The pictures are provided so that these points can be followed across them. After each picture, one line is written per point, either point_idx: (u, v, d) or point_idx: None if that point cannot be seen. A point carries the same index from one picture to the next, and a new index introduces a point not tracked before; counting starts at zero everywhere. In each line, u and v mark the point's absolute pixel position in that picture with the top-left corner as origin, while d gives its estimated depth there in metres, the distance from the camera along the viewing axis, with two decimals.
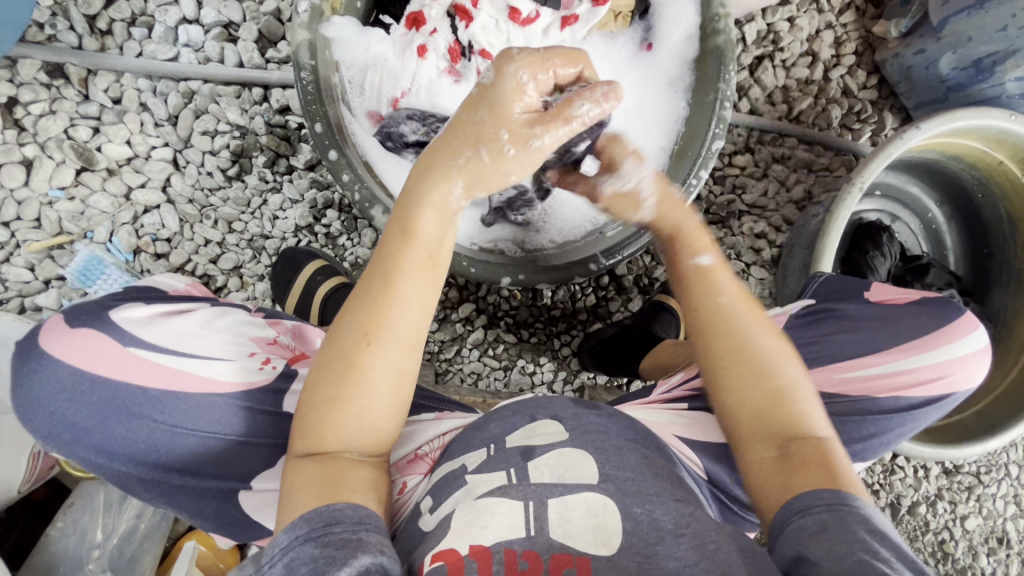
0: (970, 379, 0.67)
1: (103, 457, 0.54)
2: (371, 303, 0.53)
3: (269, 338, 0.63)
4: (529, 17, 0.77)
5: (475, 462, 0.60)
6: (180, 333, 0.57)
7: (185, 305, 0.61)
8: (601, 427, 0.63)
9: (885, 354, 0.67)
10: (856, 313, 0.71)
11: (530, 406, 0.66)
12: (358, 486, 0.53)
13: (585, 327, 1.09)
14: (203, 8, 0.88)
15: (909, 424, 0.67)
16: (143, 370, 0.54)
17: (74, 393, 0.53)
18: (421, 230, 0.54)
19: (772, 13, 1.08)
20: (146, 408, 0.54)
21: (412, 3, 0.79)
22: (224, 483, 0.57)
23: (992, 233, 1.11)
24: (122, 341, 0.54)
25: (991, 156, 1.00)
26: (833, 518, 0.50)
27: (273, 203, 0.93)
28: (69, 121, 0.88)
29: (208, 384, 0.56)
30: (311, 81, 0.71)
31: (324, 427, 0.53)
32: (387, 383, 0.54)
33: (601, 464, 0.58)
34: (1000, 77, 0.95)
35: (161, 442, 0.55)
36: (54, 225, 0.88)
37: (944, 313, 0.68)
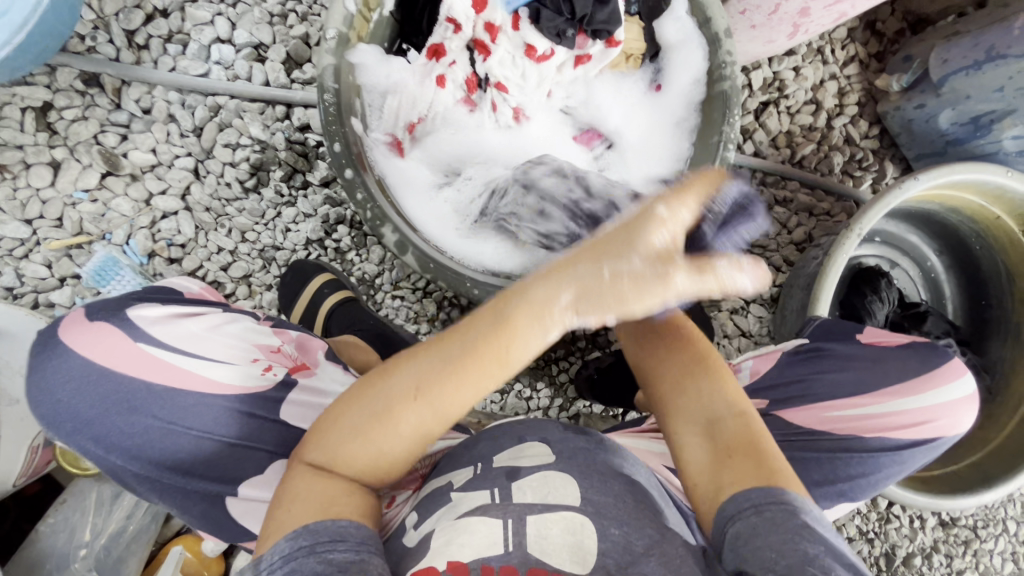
0: (956, 424, 0.67)
1: (99, 448, 0.55)
2: (445, 359, 0.51)
3: (273, 346, 0.63)
4: (544, 55, 0.80)
5: (461, 482, 0.61)
6: (189, 335, 0.59)
7: (199, 308, 0.62)
8: (589, 451, 0.64)
9: (873, 395, 0.68)
10: (845, 353, 0.71)
11: (520, 427, 0.67)
12: (359, 494, 0.53)
13: (583, 354, 1.10)
14: (236, 30, 0.93)
15: (896, 466, 0.67)
16: (150, 368, 0.56)
17: (82, 382, 0.54)
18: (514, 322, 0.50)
19: (778, 62, 1.13)
20: (149, 403, 0.55)
21: (433, 34, 0.83)
22: (216, 484, 0.57)
23: (990, 286, 1.13)
24: (135, 338, 0.56)
25: (989, 210, 1.03)
26: (772, 514, 0.49)
27: (287, 216, 0.96)
28: (100, 127, 0.91)
29: (210, 386, 0.57)
30: (333, 102, 0.74)
31: (349, 442, 0.53)
32: (437, 412, 0.52)
33: (583, 490, 0.58)
34: (997, 134, 0.98)
35: (158, 440, 0.55)
36: (75, 225, 0.91)
37: (931, 360, 0.69)
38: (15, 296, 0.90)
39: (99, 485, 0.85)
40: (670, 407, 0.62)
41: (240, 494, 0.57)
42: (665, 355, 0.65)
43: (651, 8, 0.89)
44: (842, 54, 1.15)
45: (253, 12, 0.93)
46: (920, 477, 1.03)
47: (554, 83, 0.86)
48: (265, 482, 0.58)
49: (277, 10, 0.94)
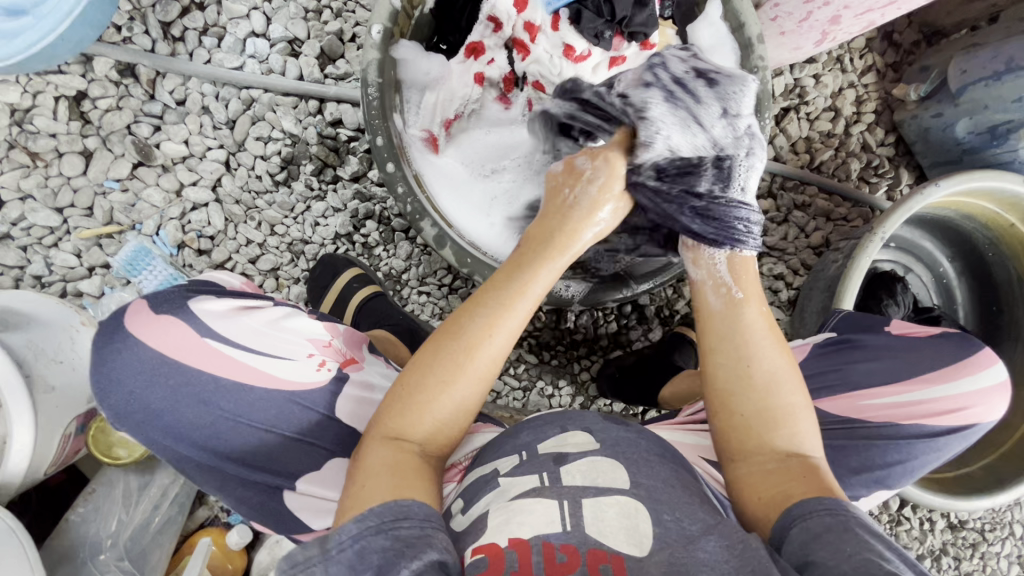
0: (990, 413, 0.69)
1: (163, 438, 0.55)
2: (494, 307, 0.56)
3: (326, 340, 0.63)
4: (582, 55, 0.82)
5: (509, 467, 0.61)
6: (249, 330, 0.58)
7: (253, 300, 0.61)
8: (631, 440, 0.63)
9: (909, 383, 0.69)
10: (878, 343, 0.73)
11: (560, 417, 0.67)
12: (426, 472, 0.53)
13: (605, 353, 1.11)
14: (271, 24, 0.94)
15: (933, 453, 0.68)
16: (218, 363, 0.56)
17: (151, 375, 0.54)
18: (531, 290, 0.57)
19: (800, 69, 1.15)
20: (217, 397, 0.55)
21: (471, 32, 0.84)
22: (276, 477, 0.57)
23: (1002, 292, 1.15)
24: (202, 333, 0.55)
25: (1004, 218, 1.05)
26: (833, 522, 0.50)
27: (316, 210, 0.97)
28: (133, 118, 0.91)
29: (272, 383, 0.57)
30: (376, 95, 0.75)
31: (416, 411, 0.54)
32: (501, 345, 0.56)
33: (631, 475, 0.58)
34: (1014, 143, 1.00)
35: (224, 432, 0.56)
36: (106, 214, 0.91)
37: (962, 347, 0.70)
38: (43, 285, 0.90)
39: (126, 476, 0.84)
40: (726, 406, 0.61)
41: (300, 489, 0.58)
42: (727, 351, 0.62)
43: (685, 11, 0.91)
44: (860, 63, 1.18)
45: (289, 7, 0.94)
46: (935, 478, 1.05)
47: (589, 83, 0.85)
48: (321, 475, 0.58)
49: (312, 6, 0.95)
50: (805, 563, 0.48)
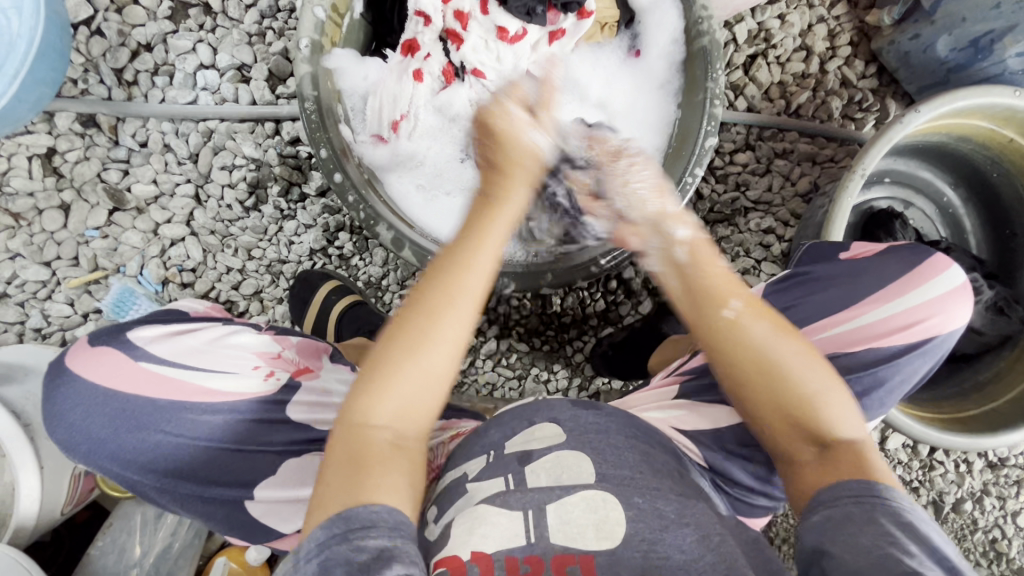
0: (954, 319, 0.68)
1: (122, 466, 0.57)
2: (446, 273, 0.57)
3: (275, 352, 0.64)
4: (516, 35, 0.80)
5: (476, 470, 0.62)
6: (190, 350, 0.60)
7: (196, 323, 0.63)
8: (602, 424, 0.64)
9: (863, 308, 0.68)
10: (827, 273, 0.72)
11: (528, 409, 0.67)
12: (389, 463, 0.53)
13: (596, 331, 1.09)
14: (218, 54, 0.95)
15: (900, 373, 0.67)
16: (152, 384, 0.57)
17: (91, 406, 0.56)
18: (468, 282, 0.57)
19: (762, 11, 1.10)
20: (156, 419, 0.57)
21: (406, 30, 0.84)
22: (229, 489, 0.58)
23: (1014, 210, 1.08)
24: (135, 357, 0.58)
25: (1000, 133, 0.99)
26: (860, 511, 0.52)
27: (288, 229, 0.99)
28: (102, 165, 0.95)
29: (210, 396, 0.58)
30: (314, 109, 0.75)
31: (375, 394, 0.54)
32: (450, 348, 0.56)
33: (597, 465, 0.59)
34: (1000, 53, 0.94)
35: (167, 453, 0.57)
36: (90, 262, 0.95)
37: (911, 260, 0.70)
38: (44, 336, 0.95)
39: (141, 507, 0.88)
40: (753, 392, 0.60)
41: (258, 496, 0.59)
42: (739, 353, 0.60)
43: None
44: None
45: (232, 34, 0.95)
46: (954, 417, 1.01)
47: (530, 63, 0.84)
48: (280, 480, 0.59)
49: (254, 29, 0.96)
50: (816, 547, 0.52)
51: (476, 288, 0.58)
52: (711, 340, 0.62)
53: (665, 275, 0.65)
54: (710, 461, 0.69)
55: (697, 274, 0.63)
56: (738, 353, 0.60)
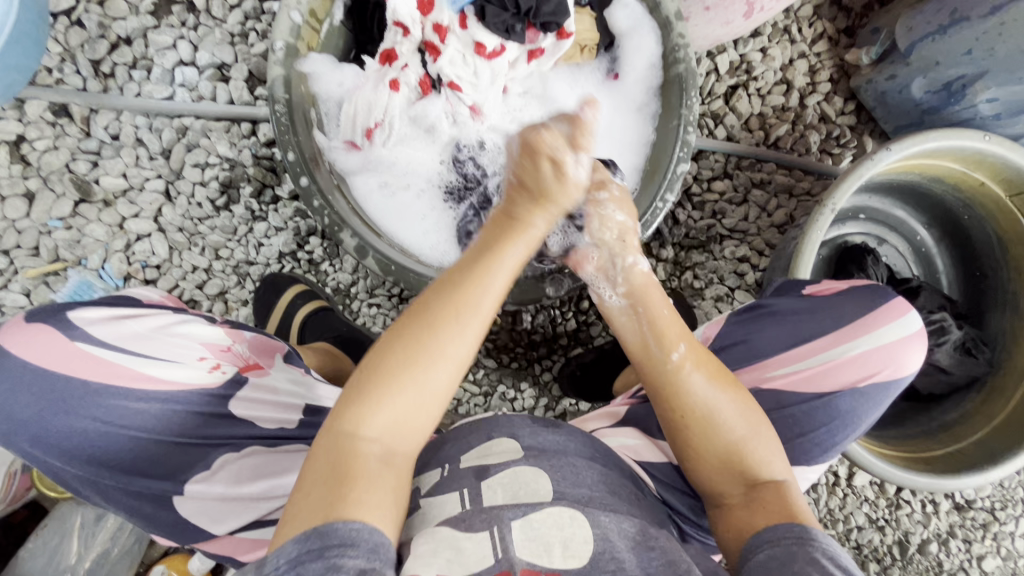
0: (903, 367, 0.68)
1: (45, 450, 0.53)
2: (461, 289, 0.57)
3: (223, 345, 0.61)
4: (495, 51, 0.81)
5: (429, 484, 0.60)
6: (132, 335, 0.56)
7: (142, 310, 0.60)
8: (559, 445, 0.63)
9: (814, 346, 0.69)
10: (790, 308, 0.72)
11: (486, 424, 0.66)
12: (361, 485, 0.51)
13: (566, 351, 1.09)
14: (198, 51, 0.95)
15: (840, 414, 0.67)
16: (86, 365, 0.53)
17: (17, 383, 0.52)
18: (483, 306, 0.57)
19: (744, 44, 1.11)
20: (86, 404, 0.53)
21: (385, 38, 0.83)
22: (156, 483, 0.55)
23: (983, 256, 1.09)
24: (72, 337, 0.54)
25: (972, 177, 1.00)
26: (801, 551, 0.50)
27: (258, 231, 0.98)
28: (71, 156, 0.93)
29: (150, 384, 0.55)
30: (285, 112, 0.75)
31: (359, 411, 0.54)
32: (453, 369, 0.56)
33: (554, 482, 0.57)
34: (971, 98, 0.94)
35: (91, 440, 0.53)
36: (51, 252, 0.93)
37: (866, 304, 0.70)
38: None
39: (81, 509, 0.85)
40: (686, 440, 0.61)
41: (188, 492, 0.55)
42: (671, 396, 0.61)
43: None
44: (810, 31, 1.13)
45: (214, 33, 0.95)
46: (918, 456, 1.00)
47: (509, 78, 0.86)
48: (216, 476, 0.55)
49: (238, 30, 0.96)
50: None
51: (474, 318, 0.57)
52: (651, 377, 0.63)
53: (608, 307, 0.67)
54: (663, 494, 0.67)
55: (644, 311, 0.65)
56: (679, 392, 0.61)
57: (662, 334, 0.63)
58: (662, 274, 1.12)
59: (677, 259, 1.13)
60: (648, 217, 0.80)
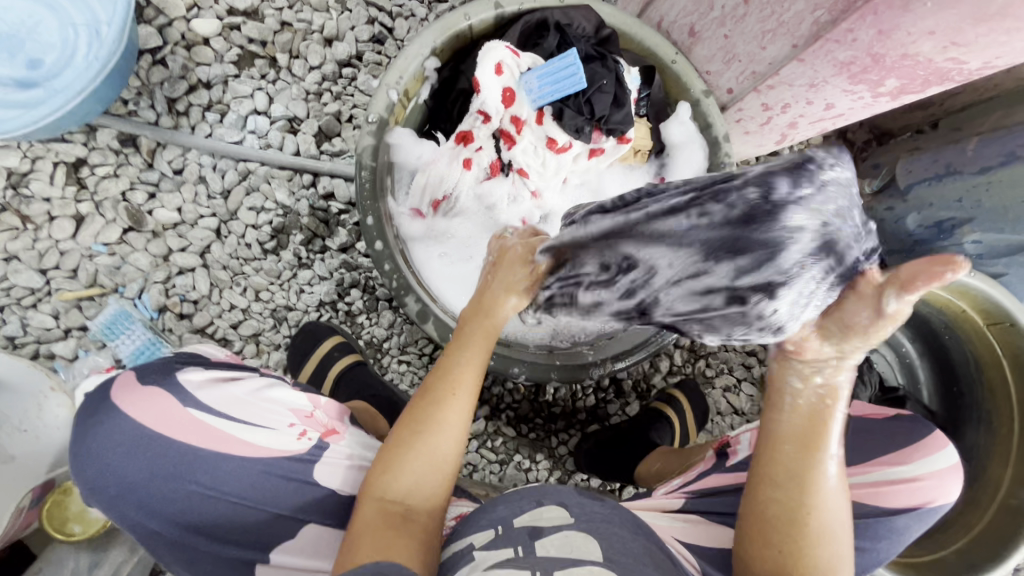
0: (948, 494, 0.69)
1: (145, 514, 0.55)
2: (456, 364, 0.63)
3: (307, 410, 0.64)
4: (564, 146, 0.88)
5: (483, 541, 0.58)
6: (234, 400, 0.59)
7: (237, 372, 0.62)
8: (604, 515, 0.61)
9: (864, 465, 0.70)
10: (839, 426, 0.75)
11: (535, 491, 0.65)
12: (411, 534, 0.56)
13: (583, 427, 1.11)
14: (274, 103, 0.99)
15: (890, 534, 0.68)
16: (196, 432, 0.56)
17: (131, 448, 0.53)
18: (466, 377, 0.62)
19: (765, 160, 1.24)
20: (193, 471, 0.55)
21: (462, 121, 0.90)
22: (248, 551, 0.58)
23: (961, 374, 1.19)
24: (184, 402, 0.56)
25: (955, 304, 1.09)
26: None
27: (302, 277, 0.99)
28: (129, 185, 0.94)
29: (252, 451, 0.58)
30: (368, 178, 0.80)
31: (383, 476, 0.58)
32: (456, 432, 0.61)
33: (605, 549, 0.56)
34: (958, 237, 1.06)
35: (198, 505, 0.55)
36: (89, 277, 0.92)
37: (913, 429, 0.71)
38: (16, 346, 0.91)
39: (77, 554, 0.80)
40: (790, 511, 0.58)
41: (273, 561, 0.58)
42: (799, 477, 0.58)
43: (658, 109, 0.96)
44: None
45: (291, 89, 1.00)
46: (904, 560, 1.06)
47: (570, 171, 0.93)
48: (297, 545, 0.59)
49: (314, 88, 1.01)
50: None
51: (476, 384, 0.63)
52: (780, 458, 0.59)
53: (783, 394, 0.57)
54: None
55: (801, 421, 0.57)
56: (811, 488, 0.58)
57: (812, 443, 0.57)
58: (678, 360, 1.16)
59: (693, 346, 1.18)
60: None
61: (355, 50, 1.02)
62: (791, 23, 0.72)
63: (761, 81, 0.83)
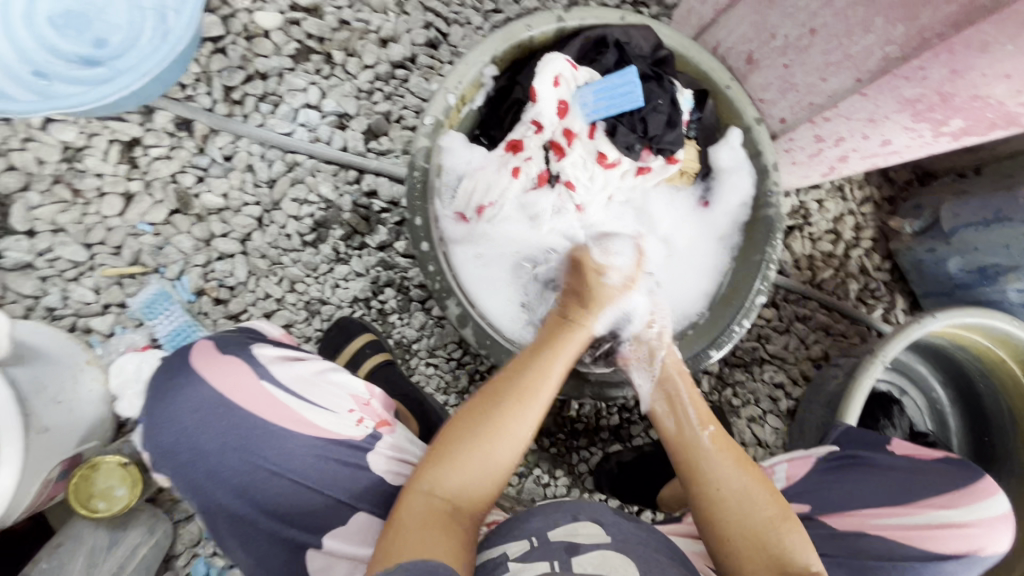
0: (999, 544, 0.66)
1: (213, 483, 0.57)
2: (529, 371, 0.66)
3: (365, 397, 0.63)
4: (613, 162, 0.88)
5: (518, 552, 0.55)
6: (297, 378, 0.60)
7: (302, 352, 0.64)
8: (639, 537, 0.58)
9: (912, 506, 0.68)
10: (885, 463, 0.73)
11: (572, 504, 0.61)
12: (454, 533, 0.54)
13: (605, 446, 1.10)
14: (326, 99, 1.01)
15: None
16: (266, 405, 0.58)
17: (210, 414, 0.57)
18: (541, 387, 0.65)
19: (805, 193, 1.23)
20: (260, 445, 0.57)
21: (515, 130, 0.90)
22: (302, 532, 0.58)
23: (994, 423, 1.16)
24: (258, 376, 0.58)
25: (994, 352, 1.07)
26: None
27: (338, 272, 0.99)
28: (180, 167, 0.95)
29: (314, 431, 0.59)
30: (420, 179, 0.80)
31: (441, 470, 0.58)
32: (517, 446, 0.62)
33: (643, 572, 0.54)
34: (1002, 285, 1.05)
35: (261, 480, 0.57)
36: (133, 255, 0.93)
37: (963, 474, 0.70)
38: (54, 318, 0.91)
39: (95, 532, 0.79)
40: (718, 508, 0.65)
41: (323, 546, 0.58)
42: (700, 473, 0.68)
43: (707, 133, 0.95)
44: (860, 193, 1.25)
45: (343, 86, 1.01)
46: None
47: (616, 187, 0.93)
48: (350, 530, 0.58)
49: (366, 87, 1.02)
50: None
51: (546, 399, 0.65)
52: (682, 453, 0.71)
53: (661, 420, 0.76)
54: None
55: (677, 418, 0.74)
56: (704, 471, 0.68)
57: (703, 417, 0.73)
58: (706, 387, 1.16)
59: (722, 374, 1.18)
60: (721, 338, 0.86)
61: (409, 52, 1.03)
62: (859, 56, 0.72)
63: (817, 113, 0.82)
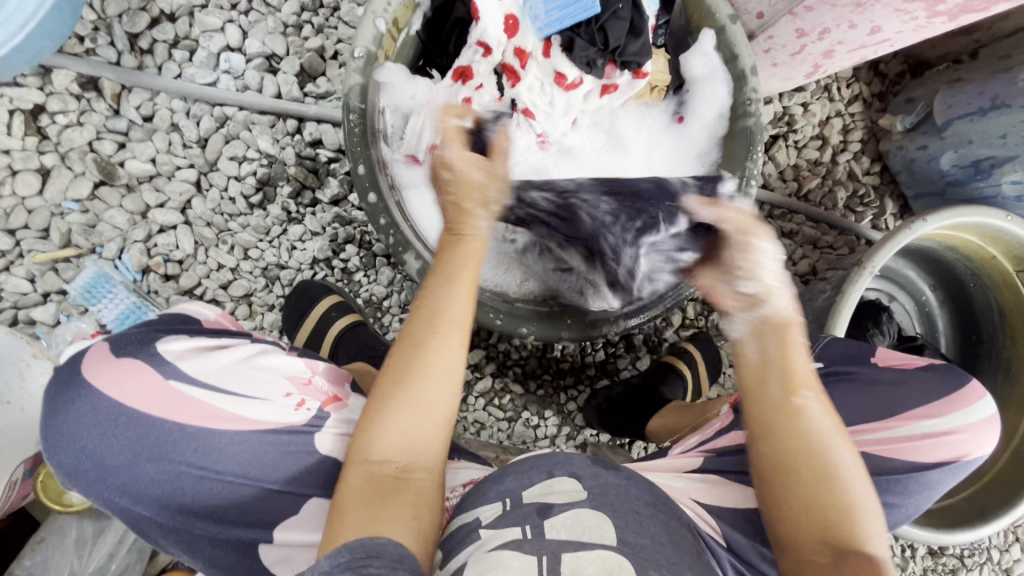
0: (984, 446, 0.66)
1: (131, 499, 0.54)
2: (422, 321, 0.57)
3: (304, 378, 0.62)
4: (573, 83, 0.78)
5: (491, 517, 0.53)
6: (220, 369, 0.57)
7: (228, 339, 0.61)
8: (619, 487, 0.56)
9: (899, 419, 0.67)
10: (869, 376, 0.71)
11: (548, 460, 0.59)
12: (403, 500, 0.52)
13: (593, 382, 1.08)
14: (248, 38, 0.89)
15: (923, 490, 0.65)
16: (179, 406, 0.54)
17: (109, 427, 0.52)
18: (448, 322, 0.58)
19: (789, 96, 1.14)
20: (178, 450, 0.54)
21: (460, 55, 0.81)
22: (249, 530, 0.57)
23: (982, 319, 1.14)
24: (165, 374, 0.54)
25: (986, 250, 1.03)
26: None
27: (293, 233, 0.92)
28: (96, 134, 0.86)
29: (241, 423, 0.56)
30: (358, 121, 0.72)
31: (371, 434, 0.54)
32: (446, 377, 0.56)
33: (618, 529, 0.50)
34: (997, 178, 0.99)
35: (192, 484, 0.54)
36: (63, 237, 0.87)
37: (948, 381, 0.68)
38: None
39: (80, 522, 0.79)
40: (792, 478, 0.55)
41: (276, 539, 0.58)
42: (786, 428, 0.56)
43: (678, 38, 0.86)
44: (848, 92, 1.17)
45: (267, 21, 0.89)
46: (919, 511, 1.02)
47: (580, 110, 0.84)
48: (301, 520, 0.58)
49: (292, 20, 0.90)
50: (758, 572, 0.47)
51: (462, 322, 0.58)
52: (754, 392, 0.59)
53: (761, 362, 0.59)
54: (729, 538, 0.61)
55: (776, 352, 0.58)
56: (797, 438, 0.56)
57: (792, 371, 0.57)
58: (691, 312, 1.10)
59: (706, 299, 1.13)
60: None
61: None
62: None
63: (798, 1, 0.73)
